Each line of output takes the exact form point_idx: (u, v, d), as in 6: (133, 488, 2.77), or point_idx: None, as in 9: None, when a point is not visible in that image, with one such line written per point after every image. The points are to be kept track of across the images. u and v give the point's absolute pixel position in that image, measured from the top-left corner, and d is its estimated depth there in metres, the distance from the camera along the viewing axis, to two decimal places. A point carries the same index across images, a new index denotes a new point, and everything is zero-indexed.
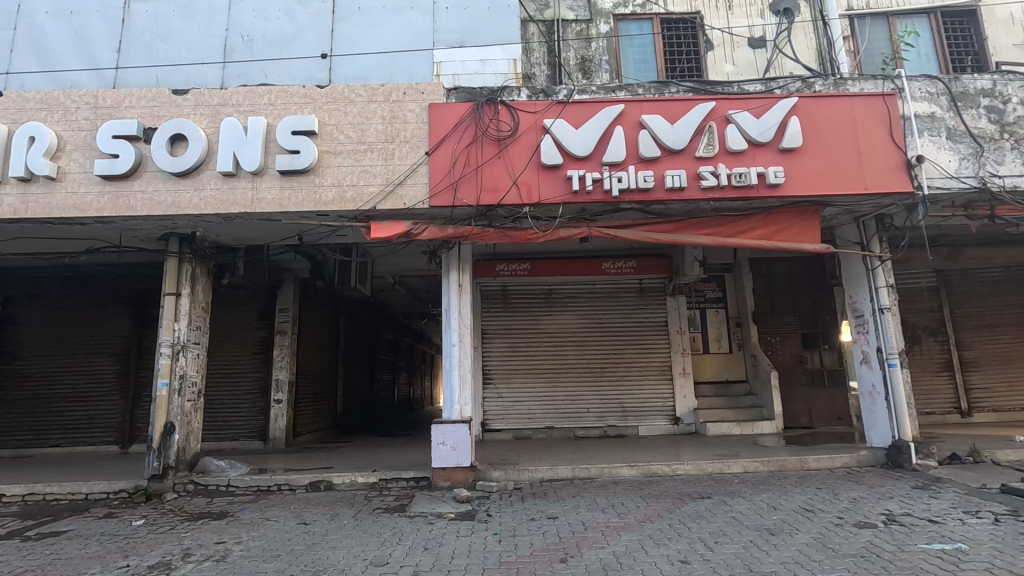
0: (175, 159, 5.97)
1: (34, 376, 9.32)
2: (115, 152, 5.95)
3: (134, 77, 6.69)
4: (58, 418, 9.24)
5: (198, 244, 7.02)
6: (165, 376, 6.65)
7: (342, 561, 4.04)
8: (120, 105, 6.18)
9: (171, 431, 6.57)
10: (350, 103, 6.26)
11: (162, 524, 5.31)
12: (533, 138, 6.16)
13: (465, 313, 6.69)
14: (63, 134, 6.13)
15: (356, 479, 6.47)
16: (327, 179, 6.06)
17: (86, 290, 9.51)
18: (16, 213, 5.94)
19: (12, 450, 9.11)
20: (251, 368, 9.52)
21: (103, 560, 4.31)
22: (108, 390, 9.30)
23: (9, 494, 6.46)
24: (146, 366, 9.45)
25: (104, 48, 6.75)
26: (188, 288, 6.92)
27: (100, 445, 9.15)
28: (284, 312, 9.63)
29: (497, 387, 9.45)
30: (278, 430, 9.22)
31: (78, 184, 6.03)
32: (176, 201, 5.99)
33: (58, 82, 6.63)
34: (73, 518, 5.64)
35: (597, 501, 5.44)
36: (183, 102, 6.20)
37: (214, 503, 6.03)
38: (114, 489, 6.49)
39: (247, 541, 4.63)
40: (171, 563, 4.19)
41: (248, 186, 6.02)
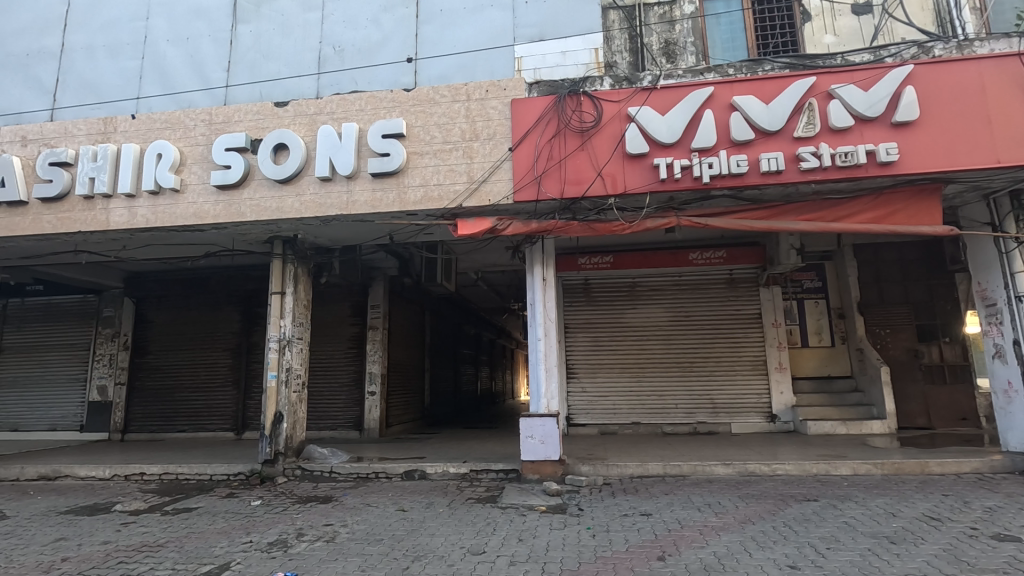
0: (279, 167, 6.42)
1: (163, 369, 10.42)
2: (228, 163, 6.50)
3: (241, 94, 7.24)
4: (183, 407, 10.26)
5: (299, 245, 7.50)
6: (274, 368, 7.19)
7: (440, 548, 4.18)
8: (230, 120, 6.74)
9: (280, 420, 7.09)
10: (435, 104, 6.43)
11: (276, 505, 5.76)
12: (617, 128, 6.03)
13: (550, 308, 6.69)
14: (184, 150, 6.78)
15: (448, 469, 6.68)
16: (416, 179, 6.27)
17: (203, 291, 10.47)
18: (149, 222, 6.65)
19: (147, 434, 10.23)
20: (346, 362, 10.08)
21: (230, 535, 4.74)
22: (224, 381, 10.22)
23: (148, 472, 7.27)
24: (255, 360, 10.25)
25: (215, 68, 7.38)
26: (291, 287, 7.42)
27: (218, 431, 10.07)
28: (375, 308, 10.11)
29: (581, 382, 9.39)
30: (372, 421, 9.70)
31: (197, 195, 6.64)
32: (280, 206, 6.44)
33: (178, 102, 7.29)
34: (201, 497, 6.25)
35: (692, 499, 5.27)
36: (284, 113, 6.64)
37: (320, 488, 6.47)
38: (234, 472, 7.13)
39: (352, 524, 4.92)
40: (288, 541, 4.54)
41: (343, 190, 6.35)
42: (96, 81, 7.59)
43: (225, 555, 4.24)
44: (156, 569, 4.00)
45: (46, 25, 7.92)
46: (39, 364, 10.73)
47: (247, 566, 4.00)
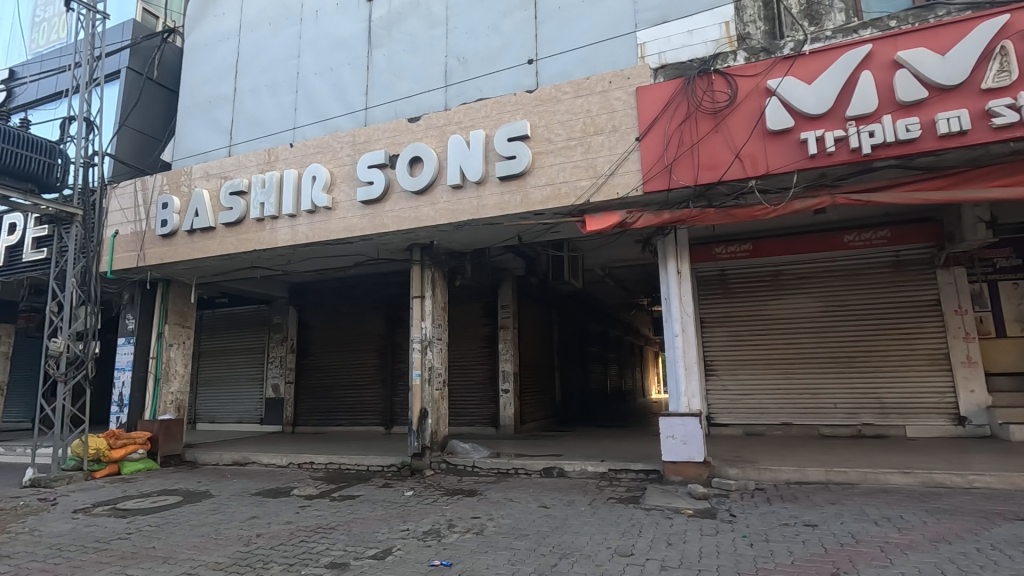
0: (415, 179, 6.85)
1: (323, 368, 11.65)
2: (371, 179, 7.08)
3: (380, 114, 7.87)
4: (340, 402, 11.37)
5: (435, 251, 7.92)
6: (418, 367, 7.69)
7: (587, 547, 4.15)
8: (370, 140, 7.30)
9: (425, 416, 7.55)
10: (557, 102, 6.38)
11: (427, 496, 6.16)
12: (756, 104, 5.57)
13: (687, 302, 6.36)
14: (334, 171, 7.48)
15: (586, 467, 6.64)
16: (542, 179, 6.29)
17: (352, 299, 11.50)
18: (308, 238, 7.45)
19: (313, 427, 11.48)
20: (481, 361, 10.47)
21: (389, 523, 5.14)
22: (373, 379, 11.16)
23: (317, 462, 8.14)
24: (399, 359, 11.07)
25: (356, 94, 8.09)
26: (429, 291, 7.87)
27: (371, 426, 11.01)
28: (505, 308, 10.36)
29: (721, 379, 8.84)
30: (507, 418, 9.96)
31: (346, 211, 7.29)
32: (418, 215, 6.85)
33: (327, 128, 8.15)
34: (362, 485, 6.87)
35: (865, 511, 4.68)
36: (417, 128, 7.04)
37: (464, 481, 6.79)
38: (387, 463, 7.71)
39: (498, 518, 5.07)
40: (440, 531, 4.81)
41: (474, 195, 6.58)
42: (262, 117, 8.69)
43: (387, 541, 4.58)
44: (330, 550, 4.45)
45: (222, 74, 9.23)
46: (227, 366, 12.52)
47: (407, 552, 4.28)
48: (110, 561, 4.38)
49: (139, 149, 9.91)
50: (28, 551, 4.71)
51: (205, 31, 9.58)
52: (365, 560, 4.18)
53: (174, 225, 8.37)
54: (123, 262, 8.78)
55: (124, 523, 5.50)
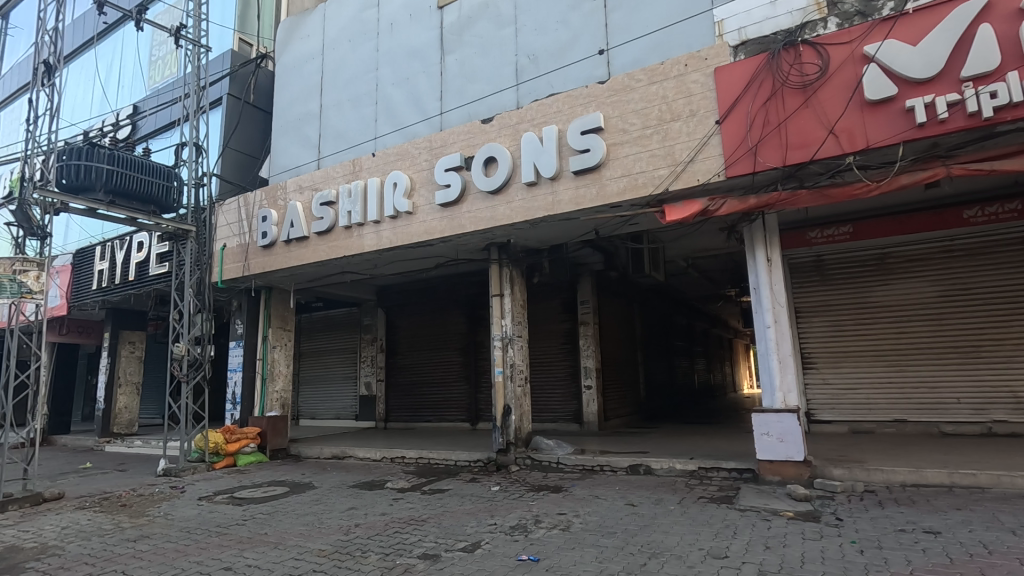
0: (490, 179, 6.94)
1: (410, 367, 12.13)
2: (448, 182, 7.27)
3: (454, 118, 8.06)
4: (428, 399, 11.78)
5: (512, 249, 7.99)
6: (500, 364, 7.81)
7: (677, 547, 4.02)
8: (446, 144, 7.50)
9: (508, 412, 7.66)
10: (631, 91, 6.21)
11: (513, 491, 6.24)
12: (851, 74, 5.13)
13: (779, 291, 5.98)
14: (413, 177, 7.75)
15: (674, 465, 6.43)
16: (617, 171, 6.15)
17: (435, 299, 11.88)
18: (391, 243, 7.77)
19: (403, 423, 11.99)
20: (562, 357, 10.44)
21: (477, 517, 5.25)
22: (458, 377, 11.47)
23: (408, 456, 8.49)
24: (482, 357, 11.28)
25: (431, 100, 8.34)
26: (508, 289, 7.96)
27: (457, 422, 11.32)
28: (585, 303, 10.26)
29: (822, 373, 8.23)
30: (591, 414, 9.87)
31: (426, 214, 7.53)
32: (494, 215, 6.94)
33: (405, 136, 8.47)
34: (450, 480, 7.08)
35: (999, 518, 4.18)
36: (490, 129, 7.14)
37: (549, 477, 6.81)
38: (474, 458, 7.90)
39: (584, 515, 5.04)
40: (527, 526, 4.85)
41: (548, 191, 6.56)
42: (346, 130, 9.19)
43: (475, 534, 4.70)
44: (422, 541, 4.63)
45: (309, 93, 9.84)
46: (324, 365, 13.36)
47: (495, 546, 4.37)
48: (231, 545, 4.82)
49: (240, 168, 10.80)
50: (164, 532, 5.30)
51: (293, 54, 10.26)
52: (455, 552, 4.31)
53: (273, 236, 9.04)
54: (231, 272, 9.60)
55: (240, 510, 6.04)
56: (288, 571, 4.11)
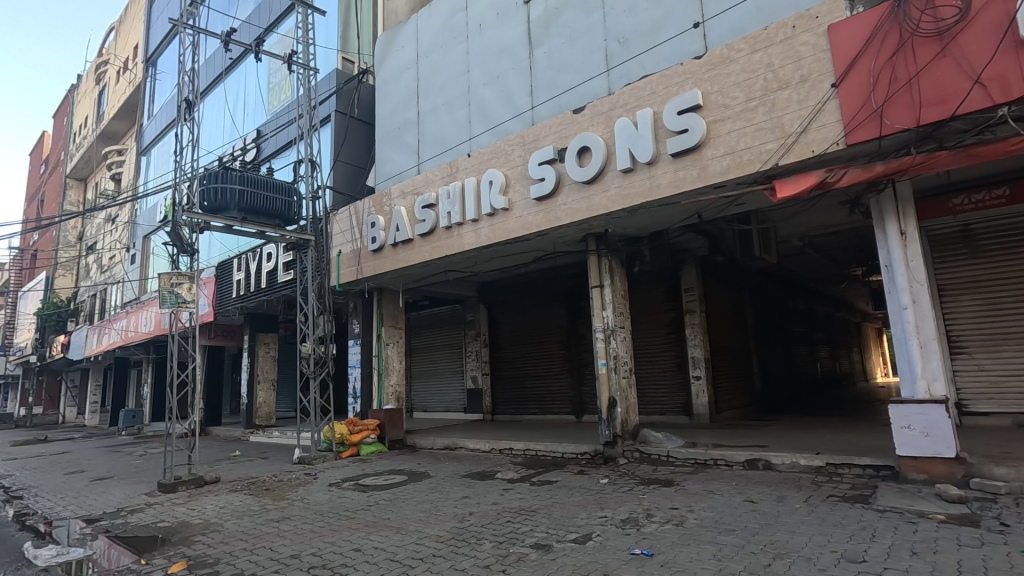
0: (584, 169, 6.86)
1: (514, 360, 12.37)
2: (542, 176, 7.28)
3: (546, 111, 8.06)
4: (532, 392, 11.95)
5: (610, 239, 7.84)
6: (603, 356, 7.71)
7: (806, 548, 3.74)
8: (539, 138, 7.52)
9: (613, 405, 7.55)
10: (731, 62, 5.83)
11: (623, 484, 6.15)
12: (1001, 11, 4.42)
13: (917, 268, 5.32)
14: (508, 174, 7.86)
15: (798, 460, 5.99)
16: (720, 149, 5.80)
17: (535, 293, 11.99)
18: (490, 240, 7.95)
19: (509, 416, 12.26)
20: (668, 347, 10.10)
21: (587, 509, 5.24)
22: (561, 370, 11.50)
23: (516, 448, 8.68)
24: (584, 349, 11.22)
25: (522, 96, 8.41)
26: (608, 280, 7.83)
27: (562, 415, 11.36)
28: (690, 291, 9.83)
29: (974, 359, 7.22)
30: (701, 406, 9.45)
31: (521, 209, 7.61)
32: (590, 205, 6.85)
33: (499, 134, 8.62)
34: (558, 471, 7.13)
35: None
36: (583, 118, 7.04)
37: (660, 471, 6.63)
38: (581, 451, 7.88)
39: (699, 511, 4.84)
40: (638, 520, 4.76)
41: (645, 177, 6.35)
42: (443, 134, 9.54)
43: (586, 527, 4.69)
44: (534, 531, 4.71)
45: (407, 101, 10.33)
46: (432, 360, 14.00)
47: (607, 539, 4.33)
48: (359, 528, 5.22)
49: (350, 178, 11.61)
50: (301, 515, 5.85)
51: (390, 66, 10.80)
52: (567, 543, 4.34)
53: (381, 241, 9.61)
54: (346, 276, 10.33)
55: (365, 497, 6.51)
56: (410, 555, 4.37)
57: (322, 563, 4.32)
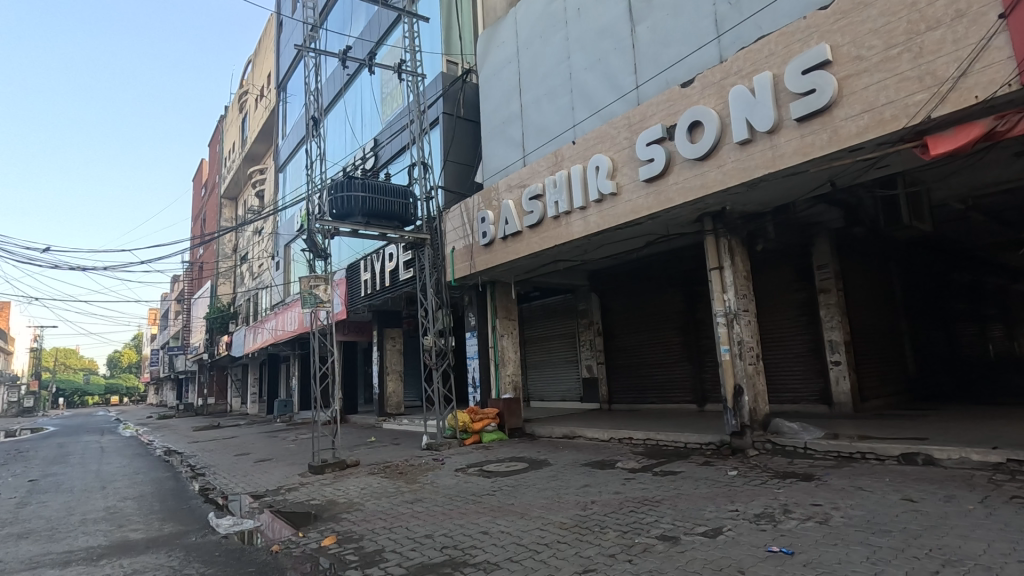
0: (696, 145, 6.49)
1: (629, 349, 12.12)
2: (651, 156, 7.01)
3: (652, 89, 7.75)
4: (650, 381, 11.63)
5: (728, 217, 7.36)
6: (726, 342, 7.28)
7: (984, 557, 3.25)
8: (646, 117, 7.24)
9: (739, 393, 7.10)
10: (866, 7, 5.17)
11: (754, 477, 5.77)
12: None
13: None
14: (615, 157, 7.66)
15: (968, 456, 5.23)
16: (855, 107, 5.18)
17: (648, 279, 11.62)
18: (599, 226, 7.81)
19: (627, 404, 12.05)
20: (799, 331, 9.29)
21: (716, 502, 4.99)
22: (680, 357, 11.07)
23: (635, 437, 8.51)
24: (704, 335, 10.69)
25: (626, 76, 8.15)
26: (728, 260, 7.37)
27: (683, 404, 10.93)
28: (823, 268, 8.93)
29: None
30: (842, 394, 8.59)
31: (630, 193, 7.39)
32: (704, 182, 6.48)
33: (604, 117, 8.44)
34: (682, 462, 6.87)
35: None
36: (692, 91, 6.66)
37: (796, 464, 6.13)
38: (705, 441, 7.52)
39: (846, 509, 4.40)
40: (775, 515, 4.44)
41: (767, 146, 5.85)
42: (547, 124, 9.55)
43: (716, 520, 4.47)
44: (659, 522, 4.59)
45: (509, 96, 10.46)
46: (547, 350, 14.13)
47: (740, 534, 4.09)
48: (485, 512, 5.43)
49: (460, 176, 12.06)
50: (432, 497, 6.22)
51: (492, 62, 10.99)
52: (696, 536, 4.17)
53: (492, 235, 9.86)
54: (460, 271, 10.73)
55: (489, 482, 6.76)
56: (535, 540, 4.46)
57: (453, 544, 4.56)
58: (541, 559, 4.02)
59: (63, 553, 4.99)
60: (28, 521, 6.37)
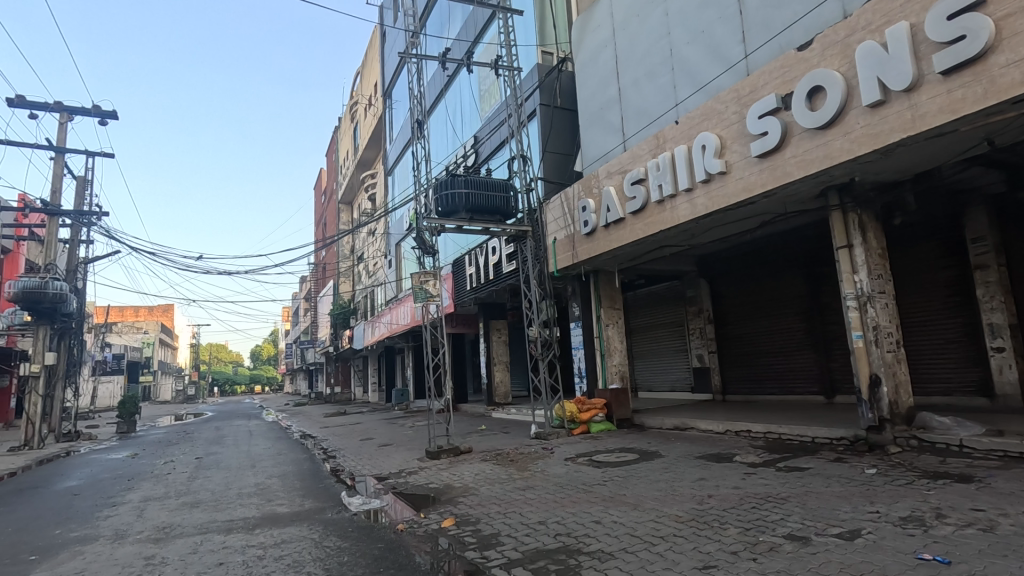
0: (817, 112, 5.93)
1: (744, 337, 11.44)
2: (764, 130, 6.52)
3: (762, 56, 7.19)
4: (769, 371, 10.91)
5: (858, 189, 6.65)
6: (858, 328, 6.62)
7: None
8: (757, 88, 6.74)
9: (876, 384, 6.43)
10: None
11: (897, 477, 5.20)
12: None
13: None
14: (723, 134, 7.22)
15: None
16: (1018, 50, 4.44)
17: (764, 261, 10.85)
18: (708, 208, 7.41)
19: (743, 396, 11.40)
20: (949, 313, 8.20)
21: (851, 502, 4.57)
22: (802, 345, 10.25)
23: (754, 430, 8.03)
24: (831, 321, 9.79)
25: (733, 46, 7.64)
26: (859, 238, 6.67)
27: (808, 395, 10.12)
28: (979, 241, 7.78)
29: None
30: (1007, 385, 7.46)
31: (742, 170, 6.92)
32: (828, 153, 5.90)
33: (709, 93, 7.99)
34: (809, 458, 6.37)
35: None
36: (811, 54, 6.09)
37: (950, 464, 5.44)
38: (836, 436, 6.91)
39: (1017, 516, 3.82)
40: (925, 520, 3.97)
41: (904, 106, 5.20)
42: (647, 105, 9.23)
43: (853, 521, 4.09)
44: (786, 520, 4.30)
45: (607, 80, 10.23)
46: (654, 340, 13.73)
47: (882, 538, 3.71)
48: (597, 501, 5.42)
49: (558, 166, 12.04)
50: (544, 485, 6.32)
51: (588, 47, 10.80)
52: (829, 537, 3.85)
53: (594, 223, 9.73)
54: (562, 261, 10.74)
55: (599, 472, 6.74)
56: (650, 532, 4.37)
57: (566, 532, 4.60)
58: (657, 552, 3.93)
59: (225, 521, 5.71)
60: (197, 492, 7.38)
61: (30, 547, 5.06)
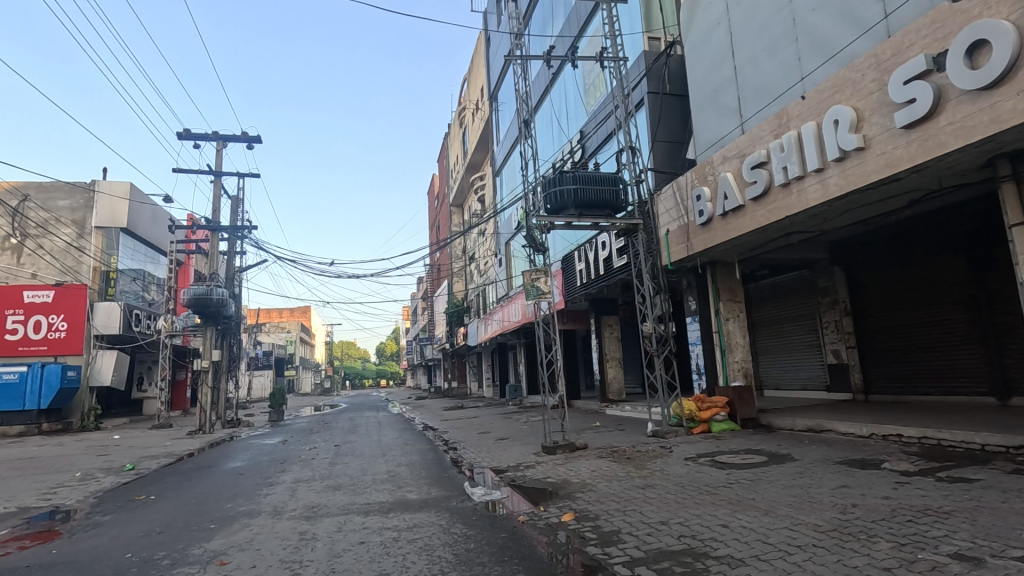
0: (981, 71, 5.13)
1: (890, 330, 10.25)
2: (912, 97, 5.78)
3: (906, 13, 6.40)
4: (923, 368, 9.69)
5: None
6: None
7: None
8: (901, 50, 6.00)
9: None
10: None
11: None
12: None
13: None
14: (859, 106, 6.51)
15: None
16: None
17: (913, 245, 9.63)
18: (843, 189, 6.73)
19: (891, 396, 10.23)
20: None
21: None
22: (965, 339, 8.95)
23: (906, 435, 7.17)
24: (1003, 310, 8.43)
25: (869, 7, 6.87)
26: None
27: (975, 396, 8.83)
28: None
29: None
30: None
31: (884, 144, 6.20)
32: (995, 116, 5.10)
33: (841, 61, 7.26)
34: (979, 468, 5.56)
35: None
36: (970, 4, 5.30)
37: None
38: (1014, 444, 5.96)
39: None
40: None
41: None
42: (768, 82, 8.60)
43: None
44: (951, 538, 3.79)
45: (721, 59, 9.67)
46: (781, 334, 12.74)
47: None
48: (723, 504, 5.17)
49: (669, 155, 11.61)
50: (664, 485, 6.15)
51: (698, 27, 10.28)
52: (1010, 561, 3.33)
53: (710, 213, 9.25)
54: (676, 254, 10.34)
55: (724, 473, 6.41)
56: (785, 540, 4.07)
57: (691, 534, 4.43)
58: (795, 562, 3.66)
59: (363, 504, 6.24)
60: (338, 476, 8.14)
61: (209, 517, 5.90)
